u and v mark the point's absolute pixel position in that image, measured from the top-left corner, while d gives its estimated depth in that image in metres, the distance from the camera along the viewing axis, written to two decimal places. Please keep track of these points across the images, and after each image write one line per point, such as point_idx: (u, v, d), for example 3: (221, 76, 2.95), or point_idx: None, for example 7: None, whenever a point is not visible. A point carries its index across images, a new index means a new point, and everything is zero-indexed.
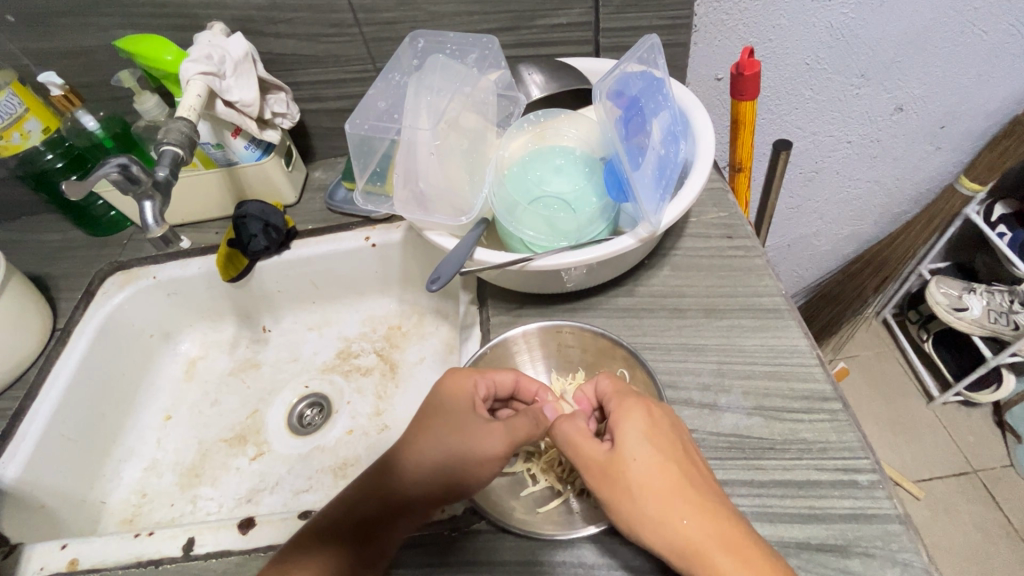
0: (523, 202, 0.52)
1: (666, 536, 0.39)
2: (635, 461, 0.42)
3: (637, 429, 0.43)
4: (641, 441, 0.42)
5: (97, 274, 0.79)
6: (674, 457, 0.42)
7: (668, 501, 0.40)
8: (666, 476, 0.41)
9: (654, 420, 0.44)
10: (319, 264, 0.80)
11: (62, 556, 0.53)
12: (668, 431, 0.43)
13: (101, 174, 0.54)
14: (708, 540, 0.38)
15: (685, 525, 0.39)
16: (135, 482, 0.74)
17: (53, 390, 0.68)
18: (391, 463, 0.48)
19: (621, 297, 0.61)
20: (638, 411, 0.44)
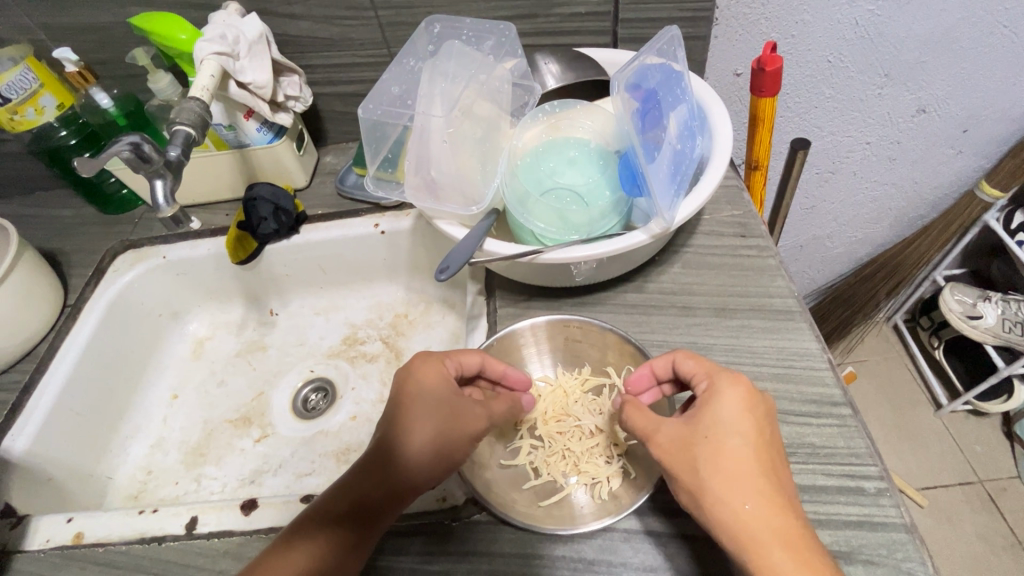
0: (536, 193, 0.51)
1: (725, 516, 0.39)
2: (717, 440, 0.41)
3: (730, 411, 0.42)
4: (729, 423, 0.42)
5: (109, 251, 0.80)
6: (760, 446, 0.41)
7: (737, 485, 0.39)
8: (744, 462, 0.40)
9: (750, 406, 0.42)
10: (329, 249, 0.80)
11: (69, 529, 0.54)
12: (761, 420, 0.42)
13: (113, 152, 0.54)
14: (767, 530, 0.38)
15: (747, 510, 0.39)
16: (141, 458, 0.75)
17: (63, 365, 0.69)
18: (372, 461, 0.47)
19: (630, 293, 0.60)
20: (740, 394, 0.43)
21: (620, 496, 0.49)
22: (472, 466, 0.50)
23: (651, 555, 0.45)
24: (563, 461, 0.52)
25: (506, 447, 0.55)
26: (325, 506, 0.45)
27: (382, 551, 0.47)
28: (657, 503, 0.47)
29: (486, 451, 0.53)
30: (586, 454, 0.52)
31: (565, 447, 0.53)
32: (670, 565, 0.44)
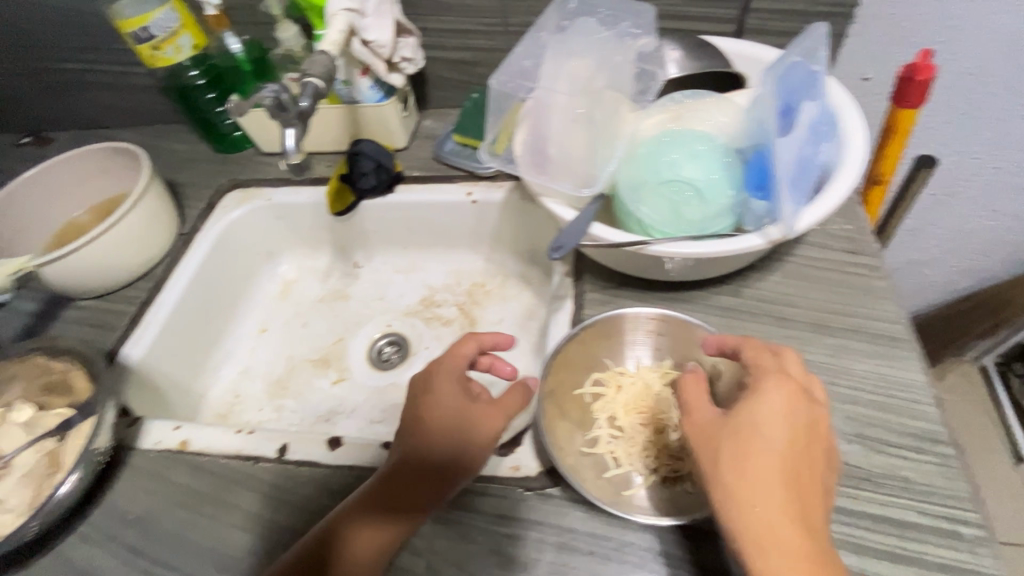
0: (653, 183, 0.49)
1: (731, 509, 0.39)
2: (750, 438, 0.40)
3: (768, 412, 0.41)
4: (768, 421, 0.41)
5: (220, 188, 0.86)
6: (792, 452, 0.40)
7: (754, 485, 0.39)
8: (769, 465, 0.39)
9: (792, 410, 0.41)
10: (420, 211, 0.82)
11: (175, 436, 0.59)
12: (801, 426, 0.41)
13: (257, 98, 0.58)
14: (770, 535, 0.37)
15: (755, 513, 0.38)
16: (231, 382, 0.82)
17: (177, 286, 0.75)
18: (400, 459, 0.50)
19: (724, 296, 0.59)
20: (783, 397, 0.42)
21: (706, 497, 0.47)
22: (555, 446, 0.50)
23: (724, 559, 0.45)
24: (646, 453, 0.50)
25: (586, 435, 0.53)
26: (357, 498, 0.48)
27: (458, 506, 0.50)
28: None
29: (567, 437, 0.51)
30: (669, 447, 0.50)
31: (647, 439, 0.51)
32: None
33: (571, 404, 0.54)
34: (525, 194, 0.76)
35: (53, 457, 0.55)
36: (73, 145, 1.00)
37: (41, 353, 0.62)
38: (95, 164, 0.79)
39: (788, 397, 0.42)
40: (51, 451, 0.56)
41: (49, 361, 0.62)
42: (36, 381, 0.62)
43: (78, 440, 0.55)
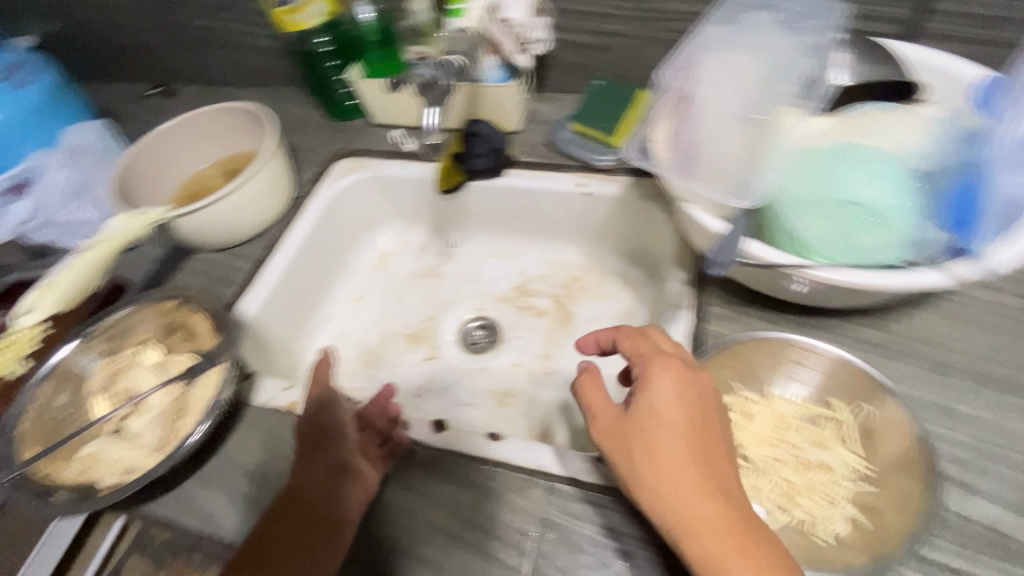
0: (822, 199, 0.45)
1: (662, 506, 0.40)
2: (652, 427, 0.42)
3: (663, 397, 0.43)
4: (665, 411, 0.42)
5: (332, 155, 0.87)
6: (692, 435, 0.42)
7: (671, 480, 0.40)
8: (677, 452, 0.41)
9: (680, 391, 0.43)
10: (527, 198, 0.80)
11: (287, 396, 0.62)
12: (694, 405, 0.43)
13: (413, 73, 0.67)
14: (700, 523, 0.39)
15: (681, 506, 0.40)
16: (327, 345, 0.84)
17: (289, 248, 0.78)
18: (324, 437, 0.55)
19: (867, 329, 0.54)
20: (676, 379, 0.44)
21: (850, 548, 0.41)
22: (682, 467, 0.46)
23: None
24: (779, 490, 0.44)
25: None
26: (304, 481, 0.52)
27: (563, 509, 0.50)
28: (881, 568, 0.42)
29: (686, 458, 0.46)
30: (808, 487, 0.44)
31: (780, 476, 0.45)
32: None
33: None
34: (642, 192, 0.72)
35: (180, 401, 0.60)
36: (196, 99, 1.04)
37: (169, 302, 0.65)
38: (222, 121, 0.81)
39: (676, 377, 0.44)
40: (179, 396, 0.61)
41: (178, 309, 0.65)
42: (159, 327, 0.66)
43: (204, 388, 0.60)
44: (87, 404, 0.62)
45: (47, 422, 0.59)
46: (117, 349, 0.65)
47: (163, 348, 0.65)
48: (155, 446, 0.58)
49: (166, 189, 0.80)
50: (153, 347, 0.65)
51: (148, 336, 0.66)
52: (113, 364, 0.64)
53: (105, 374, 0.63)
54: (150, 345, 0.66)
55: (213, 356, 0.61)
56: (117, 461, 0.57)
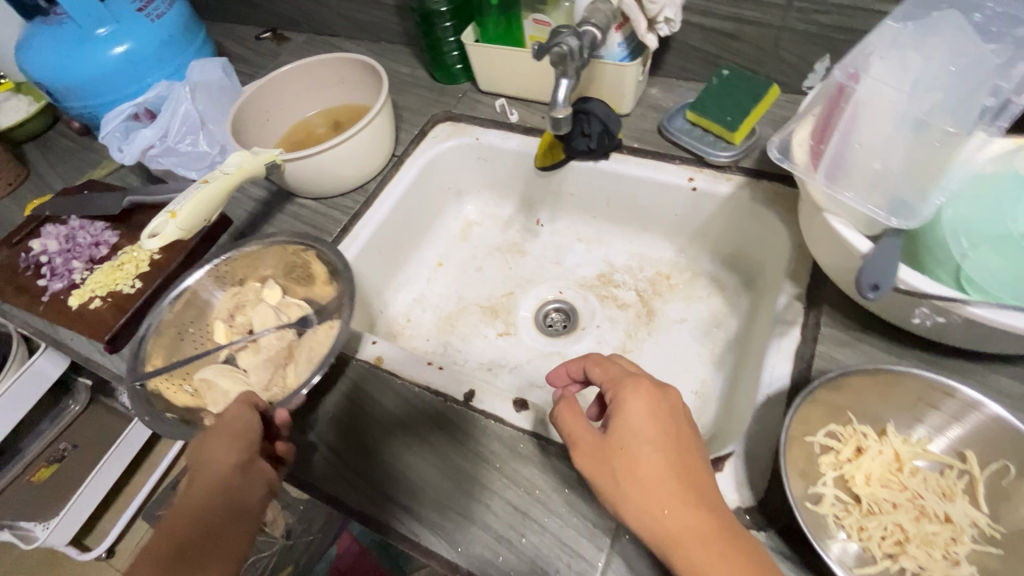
0: (996, 233, 0.40)
1: (649, 520, 0.40)
2: (632, 444, 0.42)
3: (638, 416, 0.44)
4: (637, 429, 0.43)
5: (434, 118, 0.87)
6: (667, 449, 0.42)
7: (653, 493, 0.41)
8: (654, 467, 0.42)
9: (654, 410, 0.44)
10: (627, 185, 0.77)
11: (373, 350, 0.63)
12: (665, 421, 0.44)
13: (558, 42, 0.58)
14: (688, 532, 0.39)
15: (667, 515, 0.40)
16: (405, 306, 0.85)
17: (384, 205, 0.79)
18: (240, 431, 0.51)
19: (1006, 379, 0.49)
20: (651, 400, 0.44)
21: None
22: (799, 501, 0.43)
23: None
24: (887, 536, 0.41)
25: (809, 489, 0.44)
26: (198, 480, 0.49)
27: None
28: None
29: (794, 487, 0.43)
30: (923, 537, 0.40)
31: (893, 521, 0.41)
32: None
33: (800, 451, 0.45)
34: (756, 194, 0.68)
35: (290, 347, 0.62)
36: (305, 48, 1.06)
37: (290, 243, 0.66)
38: (336, 73, 0.83)
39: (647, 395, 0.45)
40: (289, 343, 0.63)
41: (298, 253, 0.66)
42: (281, 266, 0.68)
43: (315, 341, 0.61)
44: (210, 326, 0.65)
45: (171, 341, 0.63)
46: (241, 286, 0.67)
47: (281, 288, 0.68)
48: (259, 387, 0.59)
49: (275, 133, 0.83)
50: (273, 285, 0.68)
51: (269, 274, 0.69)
52: (239, 296, 0.66)
53: (228, 304, 0.66)
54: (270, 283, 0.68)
55: (330, 312, 0.63)
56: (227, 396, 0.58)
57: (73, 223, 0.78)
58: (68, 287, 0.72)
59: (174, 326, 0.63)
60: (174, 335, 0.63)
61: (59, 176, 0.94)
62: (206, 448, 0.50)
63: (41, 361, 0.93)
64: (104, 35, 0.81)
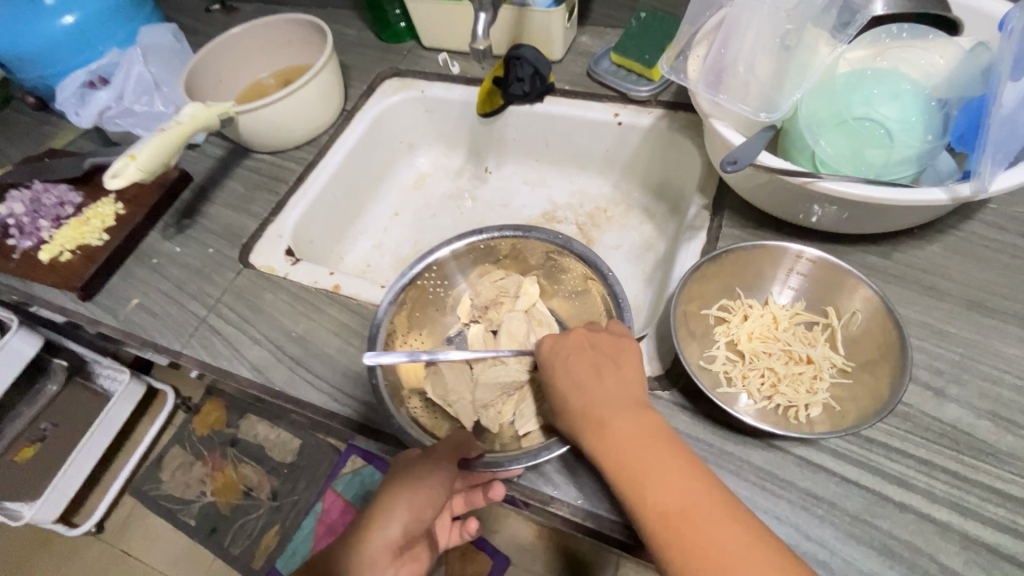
0: (840, 118, 0.47)
1: (572, 426, 0.46)
2: (550, 379, 0.48)
3: (561, 357, 0.49)
4: (566, 373, 0.48)
5: (381, 75, 0.92)
6: (598, 384, 0.46)
7: (596, 425, 0.44)
8: (589, 400, 0.45)
9: (579, 354, 0.48)
10: (563, 126, 0.84)
11: (330, 280, 0.68)
12: (589, 360, 0.48)
13: None
14: (635, 456, 0.41)
15: (612, 442, 0.42)
16: (365, 253, 0.89)
17: (338, 154, 0.84)
18: (442, 476, 0.51)
19: (873, 256, 0.56)
20: (566, 341, 0.50)
21: (818, 424, 0.47)
22: (692, 361, 0.51)
23: (822, 485, 0.45)
24: (763, 380, 0.49)
25: (704, 352, 0.52)
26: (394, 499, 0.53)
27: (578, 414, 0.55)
28: (845, 448, 0.46)
29: (689, 350, 0.51)
30: (789, 377, 0.49)
31: (767, 367, 0.50)
32: (841, 504, 0.44)
33: (696, 322, 0.53)
34: (674, 123, 0.75)
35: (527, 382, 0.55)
36: (256, 17, 1.09)
37: (546, 246, 0.59)
38: (284, 35, 0.87)
39: (571, 345, 0.49)
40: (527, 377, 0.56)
41: (552, 255, 0.60)
42: (546, 260, 0.62)
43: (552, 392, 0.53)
44: (453, 294, 0.65)
45: (419, 304, 0.61)
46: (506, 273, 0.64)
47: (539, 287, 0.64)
48: (481, 402, 0.55)
49: (229, 95, 0.87)
50: (533, 281, 0.63)
51: (532, 269, 0.64)
52: (501, 288, 0.62)
53: (488, 291, 0.62)
54: (529, 278, 0.64)
55: None
56: (470, 401, 0.55)
57: (37, 187, 0.81)
58: (38, 245, 0.76)
59: (429, 289, 0.61)
60: (424, 297, 0.61)
61: (19, 150, 0.96)
62: (423, 473, 0.51)
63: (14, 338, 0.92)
64: (51, 4, 0.83)
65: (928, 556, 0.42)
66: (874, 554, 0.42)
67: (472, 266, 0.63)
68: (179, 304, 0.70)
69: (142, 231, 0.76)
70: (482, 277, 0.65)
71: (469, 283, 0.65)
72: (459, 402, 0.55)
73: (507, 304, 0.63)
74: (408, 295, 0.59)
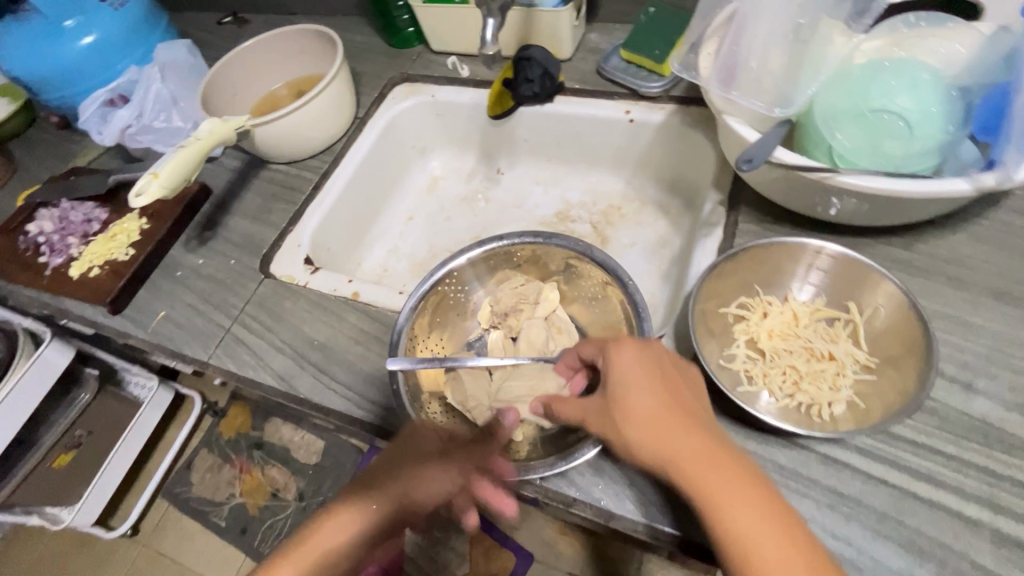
0: (857, 110, 0.46)
1: (648, 452, 0.39)
2: (614, 392, 0.42)
3: (633, 368, 0.42)
4: (643, 387, 0.41)
5: (391, 81, 0.93)
6: (680, 408, 0.40)
7: (692, 458, 0.37)
8: (676, 425, 0.39)
9: (650, 366, 0.42)
10: (574, 124, 0.83)
11: (349, 288, 0.69)
12: (665, 377, 0.41)
13: None
14: (743, 502, 0.36)
15: (712, 480, 0.37)
16: (382, 258, 0.90)
17: (352, 161, 0.85)
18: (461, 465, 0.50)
19: (895, 248, 0.55)
20: (634, 353, 0.43)
21: (843, 423, 0.47)
22: (712, 362, 0.50)
23: (848, 482, 0.45)
24: (784, 378, 0.49)
25: (723, 351, 0.52)
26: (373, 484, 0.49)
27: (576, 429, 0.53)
28: (871, 446, 0.46)
29: (708, 350, 0.50)
30: (812, 374, 0.48)
31: (788, 365, 0.49)
32: (867, 501, 0.44)
33: (715, 321, 0.53)
34: (686, 118, 0.74)
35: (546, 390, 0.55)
36: (266, 28, 1.11)
37: (566, 253, 0.59)
38: (295, 44, 0.88)
39: (642, 355, 0.43)
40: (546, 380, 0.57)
41: (572, 263, 0.60)
42: (566, 267, 0.62)
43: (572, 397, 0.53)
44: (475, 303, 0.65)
45: (440, 314, 0.62)
46: (527, 279, 0.64)
47: (560, 293, 0.64)
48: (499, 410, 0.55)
49: (243, 107, 0.89)
50: (553, 287, 0.63)
51: (551, 275, 0.64)
52: (522, 295, 0.63)
53: (509, 297, 0.63)
54: (549, 284, 0.64)
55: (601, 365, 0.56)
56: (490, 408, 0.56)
57: (64, 205, 0.83)
58: (68, 262, 0.78)
59: (450, 296, 0.62)
60: (444, 303, 0.62)
61: (45, 169, 1.00)
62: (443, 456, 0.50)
63: (48, 351, 0.91)
64: (71, 27, 0.86)
65: (957, 553, 0.41)
66: (903, 552, 0.42)
67: (490, 273, 0.64)
68: (204, 315, 0.72)
69: (166, 245, 0.78)
70: (501, 284, 0.65)
71: (489, 290, 0.65)
72: (478, 407, 0.56)
73: (527, 310, 0.63)
74: (429, 302, 0.59)
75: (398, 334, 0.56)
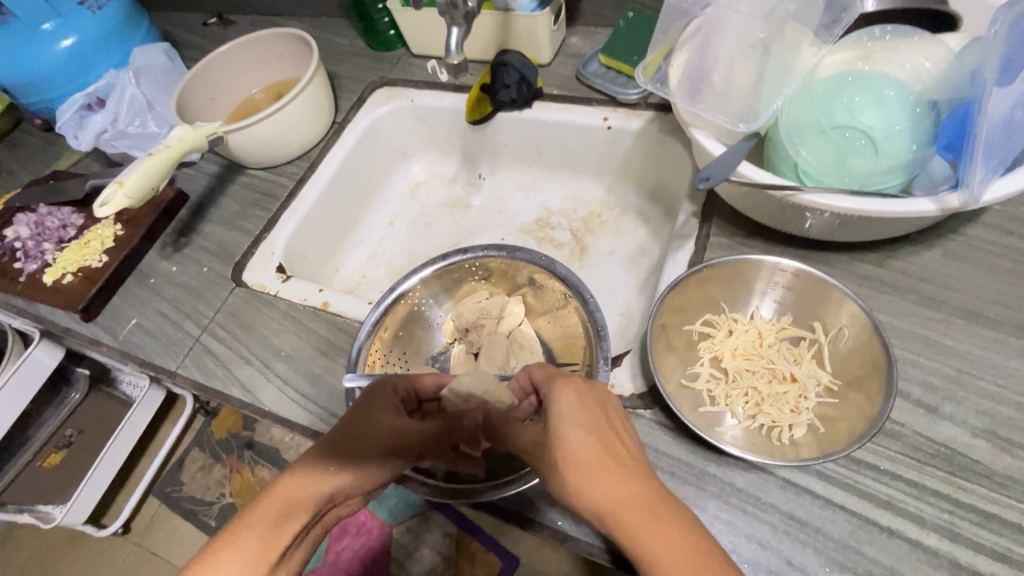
0: (822, 124, 0.45)
1: (583, 489, 0.38)
2: (553, 427, 0.42)
3: (574, 406, 0.43)
4: (580, 425, 0.41)
5: (370, 85, 0.92)
6: (616, 451, 0.40)
7: (623, 501, 0.36)
8: (609, 466, 0.39)
9: (589, 406, 0.43)
10: (553, 131, 0.82)
11: (319, 297, 0.68)
12: (602, 419, 0.42)
13: None
14: (674, 552, 0.34)
15: (643, 523, 0.35)
16: (360, 264, 0.90)
17: (329, 165, 0.84)
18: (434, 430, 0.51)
19: (867, 264, 0.54)
20: (576, 393, 0.44)
21: (804, 448, 0.45)
22: (674, 383, 0.49)
23: (806, 508, 0.44)
24: (746, 399, 0.48)
25: (686, 369, 0.51)
26: (340, 443, 0.47)
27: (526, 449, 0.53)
28: (832, 471, 0.45)
29: (669, 368, 0.49)
30: (775, 396, 0.47)
31: (750, 386, 0.48)
32: (824, 528, 0.43)
33: (678, 337, 0.52)
34: (664, 126, 0.73)
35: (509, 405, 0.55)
36: (251, 30, 1.10)
37: (532, 267, 0.60)
38: (273, 48, 0.87)
39: (581, 396, 0.43)
40: None
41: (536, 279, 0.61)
42: (530, 282, 0.62)
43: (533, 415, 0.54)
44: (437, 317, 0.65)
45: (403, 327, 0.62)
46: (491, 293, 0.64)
47: (526, 306, 0.64)
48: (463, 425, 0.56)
49: (221, 112, 0.88)
50: (518, 301, 0.63)
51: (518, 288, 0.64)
52: (484, 309, 0.62)
53: (471, 312, 0.62)
54: (515, 297, 0.64)
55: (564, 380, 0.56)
56: None
57: (42, 210, 0.83)
58: (42, 268, 0.78)
59: (415, 310, 0.62)
60: (410, 317, 0.62)
61: (28, 172, 0.99)
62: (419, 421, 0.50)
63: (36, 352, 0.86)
64: (49, 29, 0.85)
65: None
66: None
67: (455, 287, 0.64)
68: (175, 324, 0.72)
69: (140, 251, 0.78)
70: (463, 298, 0.65)
71: (451, 306, 0.65)
72: None
73: (489, 325, 0.62)
74: (392, 316, 0.59)
75: (358, 350, 0.56)
